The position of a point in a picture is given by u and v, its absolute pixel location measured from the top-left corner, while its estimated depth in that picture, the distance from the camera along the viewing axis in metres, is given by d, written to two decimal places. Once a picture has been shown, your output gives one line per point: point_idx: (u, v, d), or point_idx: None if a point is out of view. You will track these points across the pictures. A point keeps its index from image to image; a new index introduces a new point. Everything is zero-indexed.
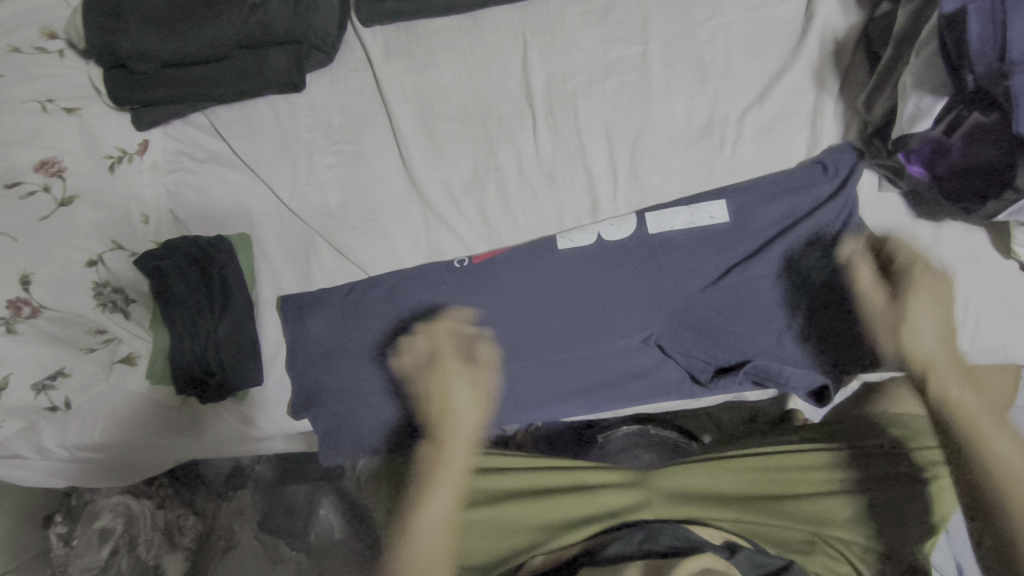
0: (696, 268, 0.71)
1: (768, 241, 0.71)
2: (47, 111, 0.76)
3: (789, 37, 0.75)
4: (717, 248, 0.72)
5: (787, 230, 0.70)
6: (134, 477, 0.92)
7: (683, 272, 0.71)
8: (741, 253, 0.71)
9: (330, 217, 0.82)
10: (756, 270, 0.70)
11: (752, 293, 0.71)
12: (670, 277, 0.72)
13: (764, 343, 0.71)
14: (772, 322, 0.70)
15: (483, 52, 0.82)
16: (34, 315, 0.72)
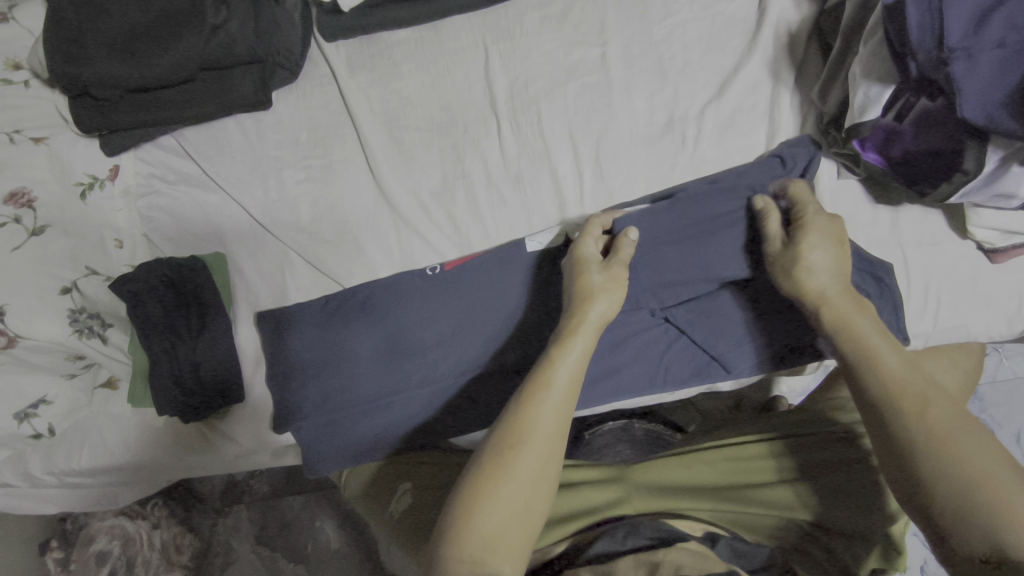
0: (659, 255, 0.70)
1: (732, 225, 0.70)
2: (15, 143, 0.77)
3: (744, 31, 0.77)
4: (682, 233, 0.70)
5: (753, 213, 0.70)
6: (127, 499, 0.93)
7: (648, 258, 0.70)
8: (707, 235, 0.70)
9: (302, 233, 0.82)
10: (724, 255, 0.69)
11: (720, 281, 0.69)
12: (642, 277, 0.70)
13: (736, 331, 0.70)
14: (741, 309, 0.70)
15: (446, 61, 0.83)
16: (11, 344, 0.73)
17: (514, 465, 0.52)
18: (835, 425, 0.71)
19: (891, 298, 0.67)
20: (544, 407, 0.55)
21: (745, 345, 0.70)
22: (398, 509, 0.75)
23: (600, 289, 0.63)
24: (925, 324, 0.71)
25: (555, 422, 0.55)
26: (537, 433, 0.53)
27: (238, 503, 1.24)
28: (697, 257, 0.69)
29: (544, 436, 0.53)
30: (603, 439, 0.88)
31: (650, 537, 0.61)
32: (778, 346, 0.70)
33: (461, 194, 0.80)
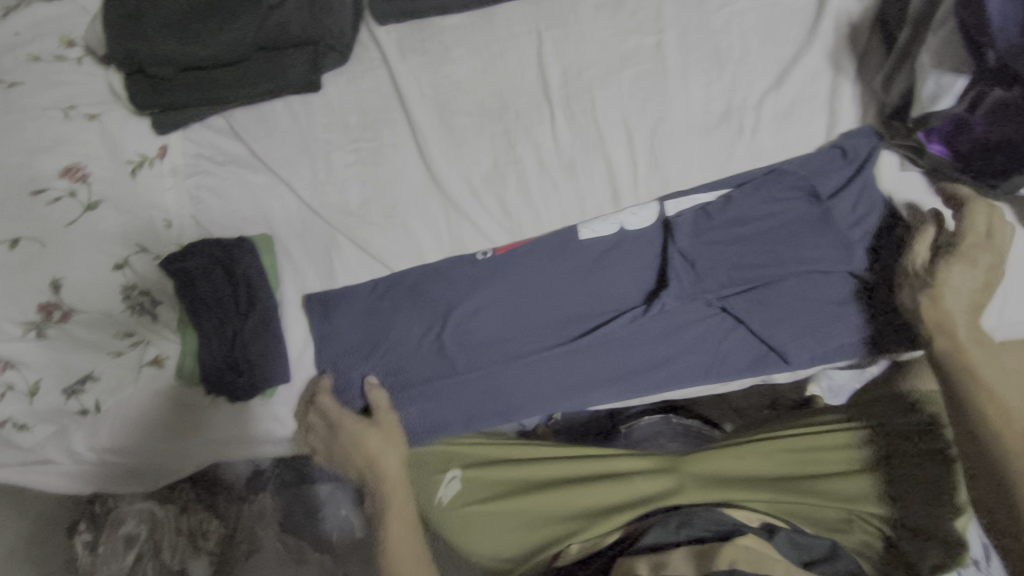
0: (714, 249, 0.72)
1: (789, 218, 0.71)
2: (69, 118, 0.77)
3: (805, 21, 0.75)
4: (739, 227, 0.71)
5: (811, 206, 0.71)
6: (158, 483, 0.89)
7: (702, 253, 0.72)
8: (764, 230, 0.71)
9: (351, 216, 0.82)
10: (782, 249, 0.70)
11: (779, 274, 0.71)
12: (700, 267, 0.72)
13: (794, 323, 0.71)
14: (804, 301, 0.71)
15: (499, 45, 0.82)
16: (66, 318, 0.74)
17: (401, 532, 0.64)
18: (889, 419, 0.72)
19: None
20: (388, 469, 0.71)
21: (804, 336, 0.71)
22: (447, 495, 0.74)
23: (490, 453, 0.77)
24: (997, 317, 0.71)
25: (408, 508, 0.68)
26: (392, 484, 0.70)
27: (264, 490, 1.20)
28: (757, 250, 0.71)
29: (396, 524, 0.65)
30: (644, 432, 0.87)
31: (708, 529, 0.60)
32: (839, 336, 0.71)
33: (513, 179, 0.80)
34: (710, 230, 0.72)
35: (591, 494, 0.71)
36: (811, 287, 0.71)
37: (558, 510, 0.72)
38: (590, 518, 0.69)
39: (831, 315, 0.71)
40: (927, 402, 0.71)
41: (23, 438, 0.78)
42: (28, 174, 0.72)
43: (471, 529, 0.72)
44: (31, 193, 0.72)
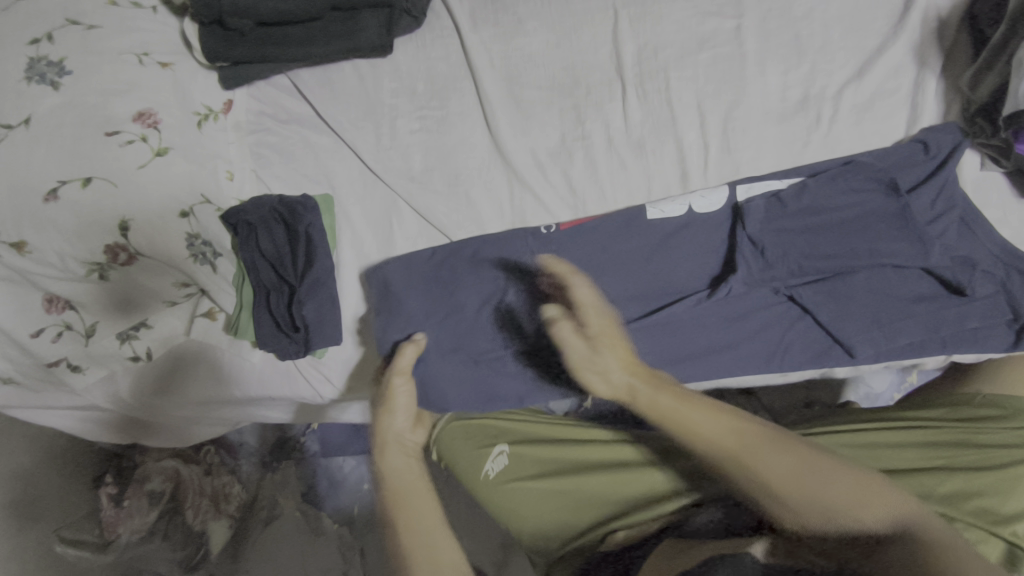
0: (781, 237, 0.70)
1: (865, 210, 0.69)
2: (143, 64, 0.76)
3: (890, 13, 0.75)
4: (812, 217, 0.70)
5: (888, 199, 0.69)
6: (210, 425, 0.96)
7: (770, 239, 0.70)
8: (837, 221, 0.70)
9: (413, 181, 0.82)
10: (857, 241, 0.69)
11: (852, 265, 0.69)
12: (771, 254, 0.70)
13: (864, 317, 0.70)
14: (876, 296, 0.70)
15: (574, 20, 0.81)
16: (130, 262, 0.74)
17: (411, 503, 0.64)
18: (946, 419, 0.70)
19: (1009, 299, 0.69)
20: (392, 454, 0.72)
21: (875, 332, 0.69)
22: (493, 470, 0.74)
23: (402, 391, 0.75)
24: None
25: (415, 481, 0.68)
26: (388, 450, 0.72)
27: (288, 460, 1.22)
28: (829, 240, 0.69)
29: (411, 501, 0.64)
30: None
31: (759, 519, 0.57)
32: (908, 335, 0.69)
33: (580, 155, 0.79)
34: (781, 218, 0.71)
35: (640, 479, 0.70)
36: (880, 284, 0.70)
37: (604, 493, 0.70)
38: (637, 505, 0.68)
39: (901, 312, 0.69)
40: (990, 406, 0.70)
41: (75, 379, 0.80)
42: (102, 115, 0.72)
43: (517, 506, 0.71)
44: (105, 134, 0.71)
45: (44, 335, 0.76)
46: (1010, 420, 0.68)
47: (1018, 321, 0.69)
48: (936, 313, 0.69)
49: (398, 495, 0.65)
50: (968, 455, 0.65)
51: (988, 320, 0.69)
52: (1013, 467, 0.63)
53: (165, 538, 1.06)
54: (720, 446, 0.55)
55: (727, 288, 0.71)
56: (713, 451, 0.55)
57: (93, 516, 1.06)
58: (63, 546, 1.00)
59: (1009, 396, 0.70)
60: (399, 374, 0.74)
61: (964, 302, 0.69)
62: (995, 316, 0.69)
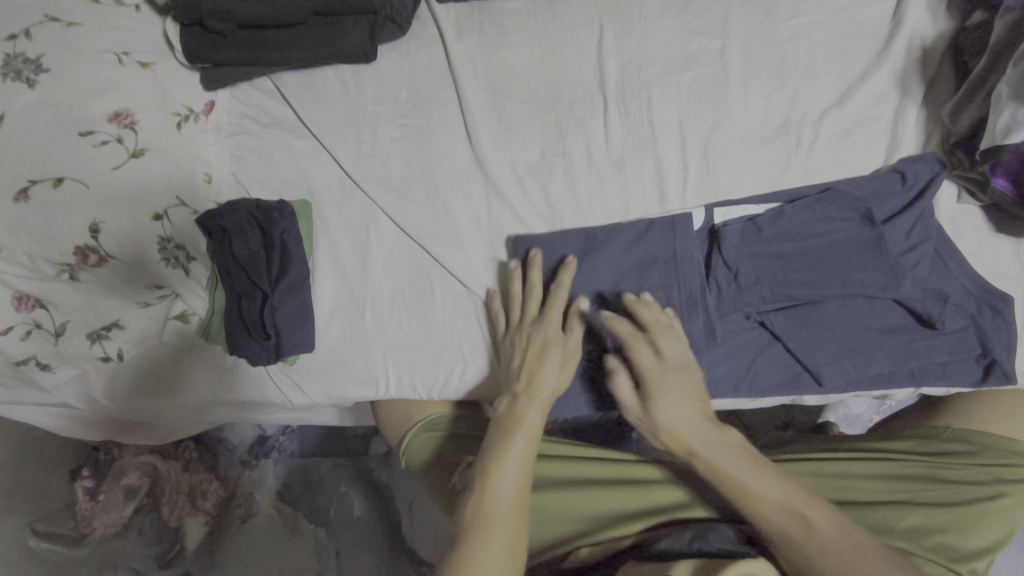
0: (755, 261, 0.70)
1: (840, 239, 0.69)
2: (122, 63, 0.76)
3: (875, 40, 0.74)
4: (788, 243, 0.70)
5: (862, 228, 0.69)
6: (186, 428, 0.97)
7: (744, 265, 0.70)
8: (809, 249, 0.70)
9: (392, 190, 0.81)
10: (830, 270, 0.69)
11: (825, 295, 0.69)
12: (744, 279, 0.70)
13: (834, 346, 0.70)
14: (847, 324, 0.70)
15: (559, 34, 0.81)
16: (100, 263, 0.73)
17: (485, 536, 0.55)
18: (911, 451, 0.70)
19: (977, 337, 0.69)
20: (501, 475, 0.60)
21: (843, 361, 0.70)
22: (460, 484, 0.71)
23: (552, 371, 0.69)
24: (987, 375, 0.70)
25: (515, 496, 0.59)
26: (504, 462, 0.62)
27: (266, 458, 1.21)
28: (803, 269, 0.69)
29: (508, 521, 0.57)
30: None
31: (720, 546, 0.57)
32: (877, 367, 0.70)
33: (559, 170, 0.79)
34: (756, 244, 0.70)
35: (606, 498, 0.70)
36: (851, 314, 0.70)
37: (569, 511, 0.70)
38: (601, 523, 0.68)
39: (870, 343, 0.70)
40: (957, 441, 0.70)
41: (46, 378, 0.80)
42: (79, 114, 0.71)
43: None
44: (80, 134, 0.71)
45: (12, 333, 0.76)
46: (975, 456, 0.68)
47: (987, 357, 0.69)
48: (904, 347, 0.70)
49: (485, 509, 0.58)
50: (932, 490, 0.65)
51: (956, 356, 0.69)
52: (976, 503, 0.63)
53: (140, 534, 1.07)
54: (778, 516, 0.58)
55: (698, 312, 0.71)
56: (773, 502, 0.59)
57: (69, 508, 1.07)
58: (38, 539, 1.00)
59: (978, 432, 0.70)
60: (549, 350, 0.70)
61: (933, 338, 0.69)
62: (963, 352, 0.69)
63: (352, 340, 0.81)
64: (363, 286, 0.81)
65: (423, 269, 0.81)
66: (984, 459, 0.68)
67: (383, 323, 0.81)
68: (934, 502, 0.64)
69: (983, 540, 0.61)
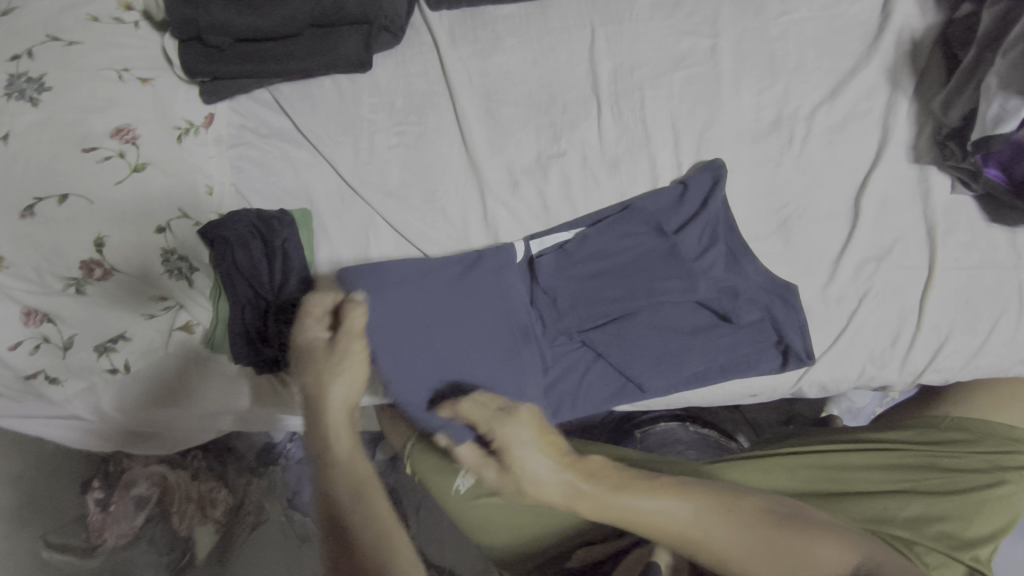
0: (562, 280, 0.73)
1: (641, 249, 0.72)
2: (123, 80, 0.77)
3: (864, 35, 0.75)
4: (597, 258, 0.73)
5: (628, 234, 0.73)
6: (195, 438, 0.98)
7: (564, 287, 0.73)
8: (625, 262, 0.72)
9: (390, 196, 0.82)
10: (631, 283, 0.72)
11: (633, 304, 0.72)
12: (562, 303, 0.73)
13: (680, 352, 0.72)
14: (671, 334, 0.72)
15: (551, 38, 0.82)
16: (105, 277, 0.74)
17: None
18: (911, 437, 0.70)
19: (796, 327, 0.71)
20: (371, 505, 0.56)
21: (660, 367, 0.72)
22: (464, 485, 0.72)
23: (343, 368, 0.61)
24: (976, 365, 0.69)
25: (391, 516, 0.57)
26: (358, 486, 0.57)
27: (274, 465, 1.20)
28: (607, 288, 0.72)
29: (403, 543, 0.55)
30: (657, 439, 0.88)
31: None
32: (856, 365, 0.71)
33: (554, 172, 0.79)
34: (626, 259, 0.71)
35: None
36: (845, 307, 0.71)
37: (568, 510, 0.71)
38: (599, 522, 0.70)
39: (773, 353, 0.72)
40: (958, 430, 0.70)
41: (54, 391, 0.81)
42: (81, 131, 0.73)
43: (486, 520, 0.71)
44: (82, 151, 0.72)
45: (21, 348, 0.77)
46: (974, 445, 0.68)
47: (782, 344, 0.71)
48: (811, 349, 0.70)
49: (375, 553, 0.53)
50: (933, 479, 0.66)
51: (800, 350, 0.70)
52: (975, 492, 0.65)
53: (152, 543, 1.08)
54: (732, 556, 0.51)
55: (530, 340, 0.72)
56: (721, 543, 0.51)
57: (80, 521, 1.07)
58: (51, 551, 1.01)
59: (978, 420, 0.70)
60: (350, 336, 0.62)
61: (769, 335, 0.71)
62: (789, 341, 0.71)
63: None
64: None
65: None
66: (984, 448, 0.68)
67: None
68: (934, 491, 0.65)
69: (984, 529, 0.63)
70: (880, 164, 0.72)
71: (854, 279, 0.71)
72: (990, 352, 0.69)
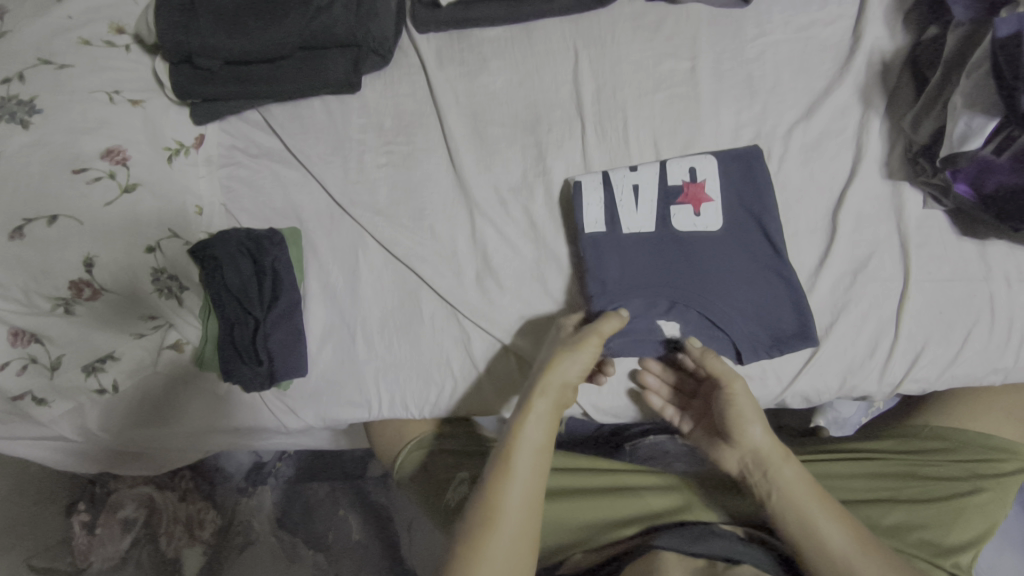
0: (636, 257, 0.74)
1: (670, 229, 0.74)
2: (114, 102, 0.78)
3: (837, 57, 0.78)
4: (658, 244, 0.74)
5: (666, 214, 0.74)
6: (184, 458, 0.98)
7: (650, 265, 0.73)
8: (658, 237, 0.74)
9: (379, 215, 0.84)
10: (676, 247, 0.74)
11: (695, 262, 0.73)
12: (640, 286, 0.73)
13: (758, 304, 0.72)
14: (740, 285, 0.73)
15: (535, 60, 0.84)
16: (94, 297, 0.74)
17: (500, 519, 0.56)
18: (882, 446, 0.73)
19: (797, 291, 0.72)
20: (508, 495, 0.57)
21: (751, 322, 0.72)
22: (454, 499, 0.75)
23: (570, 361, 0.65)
24: (952, 375, 0.71)
25: (522, 531, 0.57)
26: (517, 472, 0.59)
27: (263, 484, 1.19)
28: (656, 260, 0.74)
29: (529, 491, 0.58)
30: (646, 451, 0.88)
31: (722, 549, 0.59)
32: (836, 376, 0.73)
33: (541, 191, 0.81)
34: (618, 231, 0.75)
35: (600, 505, 0.71)
36: (822, 320, 0.73)
37: (564, 521, 0.71)
38: (595, 530, 0.70)
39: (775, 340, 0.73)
40: (936, 439, 0.72)
41: (41, 412, 0.80)
42: (72, 152, 0.73)
43: None
44: (73, 171, 0.73)
45: (8, 368, 0.76)
46: (952, 454, 0.71)
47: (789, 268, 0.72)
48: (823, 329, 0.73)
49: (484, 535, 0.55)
50: (912, 488, 0.68)
51: (800, 326, 0.71)
52: (955, 499, 0.67)
53: (138, 566, 1.06)
54: (808, 519, 0.61)
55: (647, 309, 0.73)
56: (814, 530, 0.60)
57: (65, 543, 1.02)
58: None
59: (955, 429, 0.72)
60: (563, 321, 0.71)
61: (768, 272, 0.73)
62: (792, 329, 0.72)
63: (341, 370, 0.84)
64: (353, 311, 0.84)
65: (411, 292, 0.83)
66: (962, 456, 0.71)
67: (374, 346, 0.83)
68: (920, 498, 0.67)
69: (961, 535, 0.65)
70: (854, 182, 0.75)
71: (832, 293, 0.74)
72: (964, 362, 0.71)
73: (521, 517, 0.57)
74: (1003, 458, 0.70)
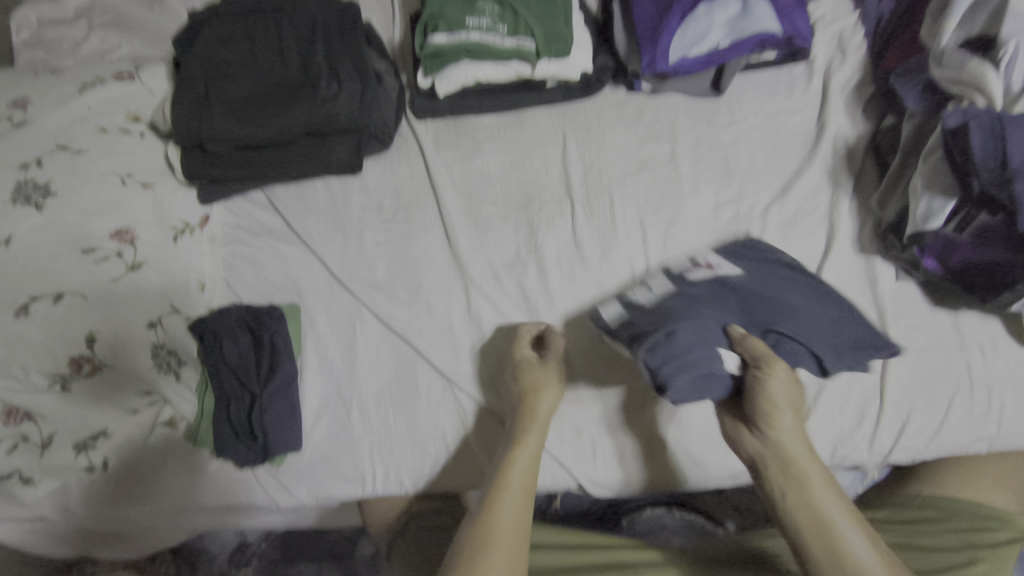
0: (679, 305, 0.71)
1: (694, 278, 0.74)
2: (126, 185, 0.82)
3: (805, 141, 0.85)
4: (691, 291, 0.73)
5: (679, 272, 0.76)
6: (175, 535, 0.93)
7: (698, 300, 0.71)
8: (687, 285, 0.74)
9: (377, 289, 0.87)
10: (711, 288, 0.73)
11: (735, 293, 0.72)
12: (702, 312, 0.69)
13: (823, 317, 0.70)
14: (798, 304, 0.71)
15: (526, 144, 0.90)
16: (94, 373, 0.75)
17: (495, 521, 0.62)
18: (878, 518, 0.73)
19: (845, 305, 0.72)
20: (503, 503, 0.64)
21: (828, 330, 0.69)
22: None
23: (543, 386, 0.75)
24: (939, 443, 0.73)
25: (516, 530, 0.62)
26: (509, 483, 0.66)
27: (247, 567, 1.14)
28: (702, 298, 0.71)
29: (522, 496, 0.65)
30: (644, 525, 0.87)
31: None
32: (826, 447, 0.74)
33: (534, 265, 0.85)
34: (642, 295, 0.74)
35: None
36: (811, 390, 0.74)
37: None
38: None
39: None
40: (929, 508, 0.73)
41: (26, 493, 0.77)
42: (82, 233, 0.76)
43: None
44: (81, 251, 0.75)
45: None
46: (946, 523, 0.70)
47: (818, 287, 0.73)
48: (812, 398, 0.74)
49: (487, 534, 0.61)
50: (912, 558, 0.67)
51: (870, 332, 0.69)
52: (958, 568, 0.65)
53: None
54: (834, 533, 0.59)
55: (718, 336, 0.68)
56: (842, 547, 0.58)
57: None
58: None
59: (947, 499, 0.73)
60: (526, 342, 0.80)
61: (813, 292, 0.73)
62: (863, 335, 0.69)
63: (333, 444, 0.83)
64: (349, 383, 0.85)
65: (407, 364, 0.85)
66: (958, 525, 0.70)
67: (370, 419, 0.83)
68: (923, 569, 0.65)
69: None
70: (830, 256, 0.79)
71: None
72: (950, 430, 0.73)
73: (514, 524, 0.62)
74: (998, 527, 0.69)
